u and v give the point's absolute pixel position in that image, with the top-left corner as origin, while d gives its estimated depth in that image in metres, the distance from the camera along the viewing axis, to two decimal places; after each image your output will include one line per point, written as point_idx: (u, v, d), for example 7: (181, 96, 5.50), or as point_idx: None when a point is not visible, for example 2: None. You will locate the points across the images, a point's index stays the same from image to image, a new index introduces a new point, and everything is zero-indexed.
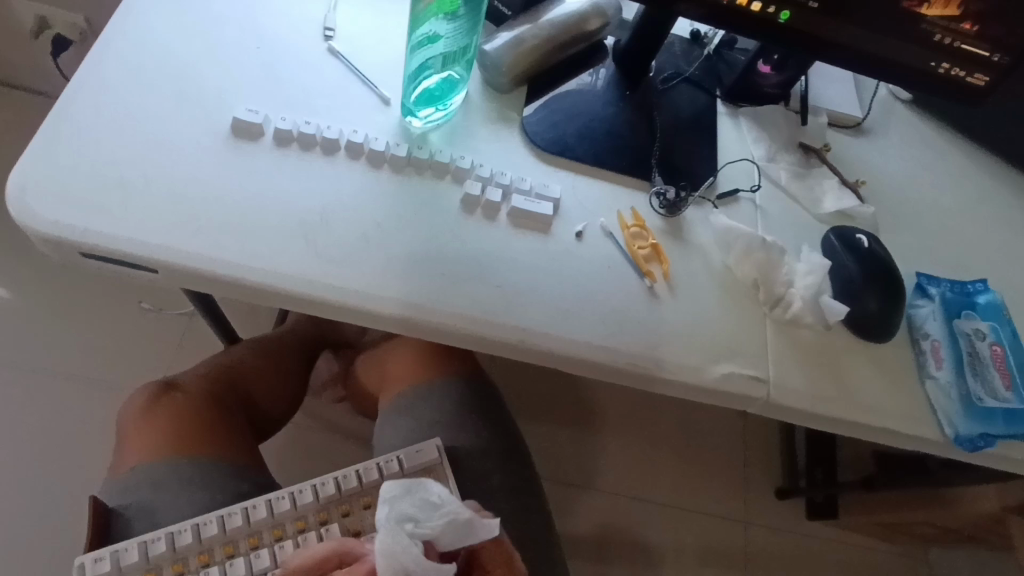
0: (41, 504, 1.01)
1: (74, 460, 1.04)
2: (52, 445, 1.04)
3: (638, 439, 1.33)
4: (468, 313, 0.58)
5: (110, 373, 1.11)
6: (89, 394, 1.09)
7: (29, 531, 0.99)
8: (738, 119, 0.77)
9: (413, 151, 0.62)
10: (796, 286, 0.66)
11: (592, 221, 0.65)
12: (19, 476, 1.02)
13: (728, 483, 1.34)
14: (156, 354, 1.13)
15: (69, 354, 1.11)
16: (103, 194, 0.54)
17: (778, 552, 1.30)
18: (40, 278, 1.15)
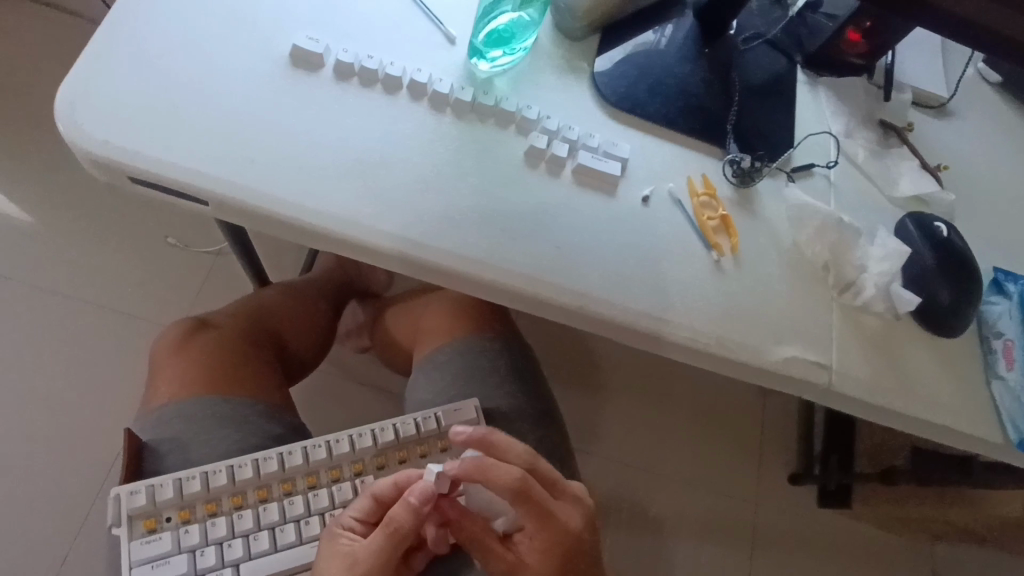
0: (63, 428, 1.01)
1: (96, 388, 1.04)
2: (78, 375, 1.04)
3: (657, 413, 1.32)
4: (525, 273, 0.55)
5: (135, 304, 1.09)
6: (116, 326, 1.08)
7: (51, 453, 0.99)
8: (817, 89, 0.72)
9: (478, 96, 0.59)
10: (869, 272, 0.62)
11: (660, 186, 0.61)
12: (45, 403, 1.02)
13: (744, 464, 1.33)
14: (181, 290, 1.12)
15: (94, 282, 1.09)
16: (155, 115, 0.51)
17: (787, 536, 1.30)
18: (68, 204, 1.12)
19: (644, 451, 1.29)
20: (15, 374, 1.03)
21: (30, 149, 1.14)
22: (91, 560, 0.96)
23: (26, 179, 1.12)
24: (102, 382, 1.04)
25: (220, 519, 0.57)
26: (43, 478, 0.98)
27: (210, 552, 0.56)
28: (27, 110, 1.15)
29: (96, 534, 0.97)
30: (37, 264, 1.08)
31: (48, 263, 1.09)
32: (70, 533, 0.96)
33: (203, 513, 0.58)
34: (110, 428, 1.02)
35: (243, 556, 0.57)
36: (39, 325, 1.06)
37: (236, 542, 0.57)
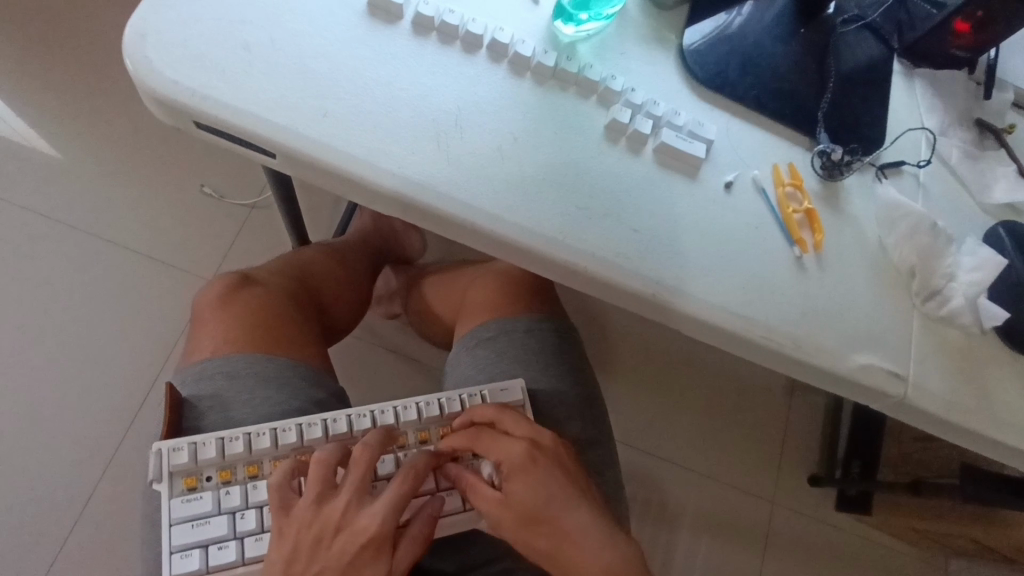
0: (92, 372, 1.01)
1: (126, 333, 1.03)
2: (110, 321, 1.03)
3: (682, 405, 1.30)
4: (598, 254, 0.52)
5: (168, 252, 1.08)
6: (148, 274, 1.06)
7: (79, 394, 0.99)
8: (913, 82, 0.68)
9: (561, 62, 0.55)
10: (957, 280, 0.58)
11: (744, 171, 0.57)
12: (77, 346, 1.02)
13: (767, 462, 1.30)
14: (215, 242, 1.10)
15: (130, 227, 1.08)
16: (226, 57, 0.48)
17: (803, 538, 1.28)
18: (106, 146, 1.10)
19: (667, 442, 1.27)
20: (49, 315, 1.02)
21: (70, 86, 1.11)
22: (116, 506, 0.96)
23: (67, 117, 1.10)
24: (134, 330, 1.04)
25: (261, 482, 0.56)
26: (73, 420, 0.98)
27: (249, 516, 0.55)
28: (69, 45, 1.13)
29: (121, 479, 0.97)
30: (74, 206, 1.07)
31: (84, 205, 1.07)
32: (95, 477, 0.96)
33: (244, 474, 0.56)
34: (140, 376, 1.01)
35: None
36: (74, 267, 1.05)
37: None
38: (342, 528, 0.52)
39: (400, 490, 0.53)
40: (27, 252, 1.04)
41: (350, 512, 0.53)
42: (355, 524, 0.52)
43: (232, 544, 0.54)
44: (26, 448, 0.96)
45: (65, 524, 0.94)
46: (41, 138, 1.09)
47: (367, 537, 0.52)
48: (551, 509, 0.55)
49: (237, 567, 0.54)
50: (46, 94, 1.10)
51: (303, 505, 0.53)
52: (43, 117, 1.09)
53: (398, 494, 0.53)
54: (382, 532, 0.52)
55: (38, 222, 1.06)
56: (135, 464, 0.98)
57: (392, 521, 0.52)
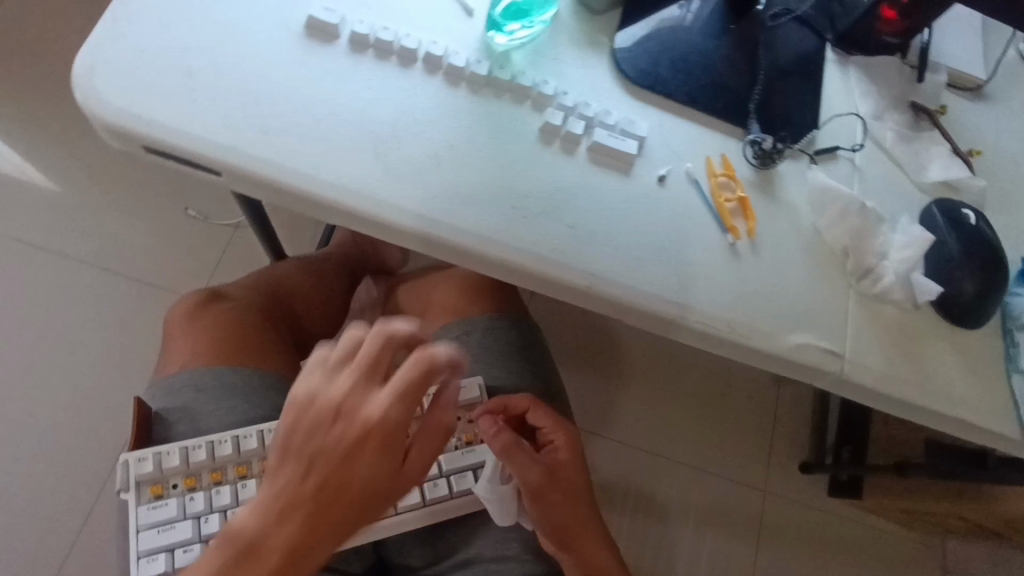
0: (83, 391, 1.04)
1: (116, 353, 1.07)
2: (100, 343, 1.07)
3: (664, 399, 1.31)
4: (537, 251, 0.55)
5: (153, 272, 1.11)
6: (135, 295, 1.10)
7: (72, 414, 1.03)
8: (847, 69, 0.70)
9: (494, 70, 0.57)
10: (889, 259, 0.61)
11: (677, 165, 0.60)
12: (69, 368, 1.05)
13: (753, 450, 1.32)
14: (198, 260, 1.13)
15: (115, 250, 1.11)
16: (170, 85, 0.51)
17: (793, 523, 1.29)
18: (90, 172, 1.14)
19: (653, 435, 1.29)
20: (41, 339, 1.06)
21: (52, 117, 1.15)
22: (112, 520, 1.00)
23: (50, 146, 1.14)
24: (124, 350, 1.07)
25: (224, 488, 0.59)
26: (67, 439, 1.02)
27: (213, 519, 0.58)
28: (51, 77, 1.17)
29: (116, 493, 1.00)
30: (62, 232, 1.11)
31: (71, 231, 1.11)
32: (93, 494, 1.00)
33: (209, 481, 0.59)
34: (130, 394, 1.05)
35: None
36: (63, 292, 1.09)
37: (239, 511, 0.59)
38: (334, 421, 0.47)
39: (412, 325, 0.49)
40: (18, 279, 1.08)
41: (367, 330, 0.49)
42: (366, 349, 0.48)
43: (196, 547, 0.57)
44: (24, 469, 1.00)
45: (66, 540, 0.98)
46: (27, 170, 1.13)
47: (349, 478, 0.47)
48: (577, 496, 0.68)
49: None
50: (29, 126, 1.14)
51: (295, 398, 0.48)
52: (28, 148, 1.13)
53: (391, 434, 0.48)
54: (362, 473, 0.47)
55: (27, 250, 1.10)
56: None
57: (394, 391, 0.48)
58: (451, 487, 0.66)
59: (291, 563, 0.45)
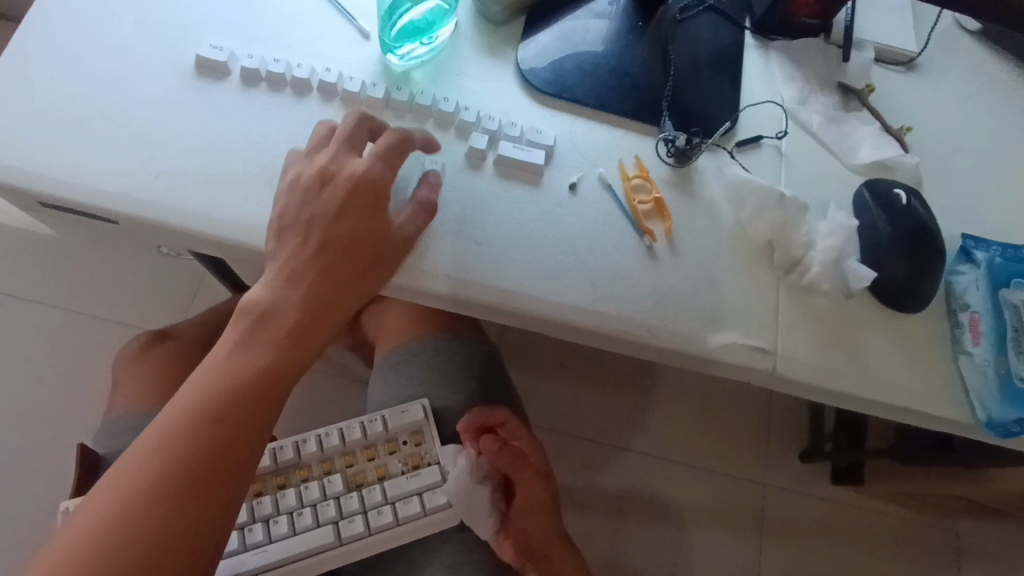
0: (56, 436, 1.04)
1: (88, 395, 1.07)
2: (73, 387, 1.07)
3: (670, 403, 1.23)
4: (445, 273, 0.54)
5: (121, 313, 1.12)
6: (106, 337, 1.10)
7: (46, 458, 1.03)
8: (769, 54, 0.68)
9: (392, 92, 0.57)
10: (816, 249, 0.59)
11: (589, 171, 0.59)
12: (43, 414, 1.05)
13: (749, 445, 1.23)
14: (167, 298, 1.14)
15: (83, 293, 1.12)
16: (58, 139, 0.51)
17: (799, 518, 1.20)
18: None
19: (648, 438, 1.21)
20: (14, 387, 1.07)
21: None
22: None
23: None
24: (96, 392, 1.07)
25: None
26: (41, 484, 1.02)
27: None
28: None
29: None
30: (31, 279, 1.12)
31: (39, 278, 1.12)
32: None
33: None
34: None
35: None
36: (35, 338, 1.09)
37: None
38: (270, 312, 0.47)
39: (367, 178, 0.50)
40: None
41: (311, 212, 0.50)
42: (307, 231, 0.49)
43: None
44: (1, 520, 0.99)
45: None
46: None
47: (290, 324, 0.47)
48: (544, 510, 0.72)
49: None
50: None
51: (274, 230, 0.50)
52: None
53: (339, 287, 0.49)
54: (305, 324, 0.48)
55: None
56: None
57: (336, 255, 0.49)
58: (395, 515, 0.64)
59: (238, 417, 0.44)
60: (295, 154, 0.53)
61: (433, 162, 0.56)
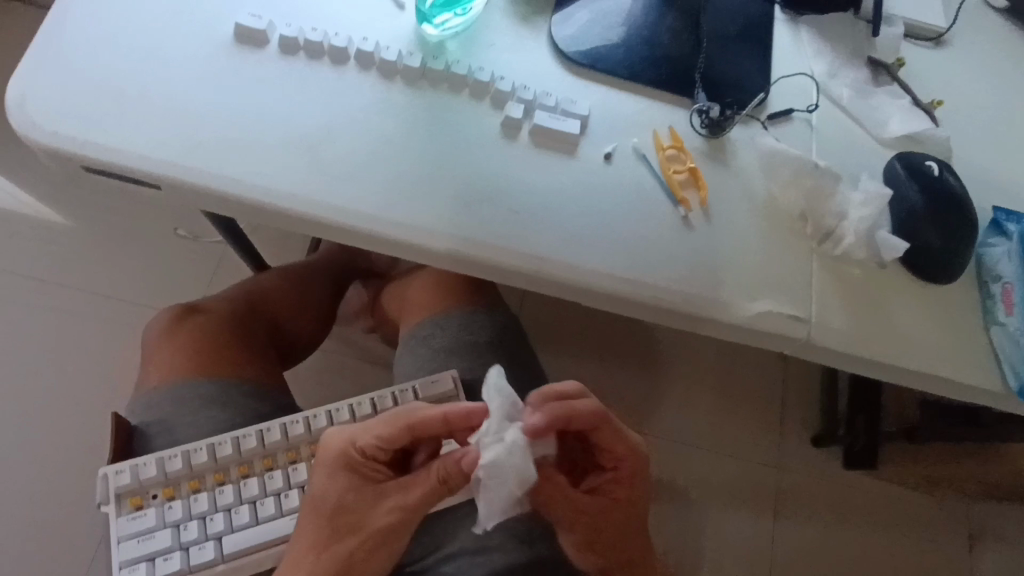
0: (71, 413, 1.04)
1: (106, 373, 1.07)
2: (91, 368, 1.08)
3: (682, 384, 1.24)
4: (482, 241, 0.54)
5: (140, 294, 1.13)
6: (126, 318, 1.11)
7: (60, 437, 1.03)
8: (799, 28, 0.68)
9: (428, 61, 0.57)
10: (849, 219, 0.59)
11: (623, 141, 0.59)
12: (62, 394, 1.06)
13: (760, 427, 1.23)
14: (186, 281, 1.14)
15: (103, 274, 1.13)
16: (100, 105, 0.52)
17: (811, 500, 1.19)
18: (72, 196, 1.15)
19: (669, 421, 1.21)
20: (34, 366, 1.07)
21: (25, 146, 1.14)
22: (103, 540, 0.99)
23: (36, 175, 1.16)
24: (114, 373, 1.08)
25: (202, 495, 0.59)
26: (57, 461, 1.02)
27: (192, 527, 0.58)
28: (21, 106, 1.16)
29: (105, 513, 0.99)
30: (50, 259, 1.13)
31: (59, 258, 1.13)
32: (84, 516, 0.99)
33: (187, 489, 0.60)
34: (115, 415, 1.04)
35: (225, 529, 0.59)
36: (55, 318, 1.10)
37: (217, 517, 0.59)
38: (336, 508, 0.54)
39: (437, 420, 0.53)
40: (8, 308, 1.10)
41: (350, 430, 0.56)
42: (333, 446, 0.56)
43: (176, 555, 0.57)
44: (21, 498, 1.00)
45: (65, 568, 0.97)
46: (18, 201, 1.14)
47: (349, 520, 0.54)
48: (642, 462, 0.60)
49: None
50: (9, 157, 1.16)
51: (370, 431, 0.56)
52: (14, 178, 1.16)
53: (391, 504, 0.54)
54: (366, 513, 0.54)
55: (17, 279, 1.11)
56: None
57: (399, 435, 0.53)
58: None
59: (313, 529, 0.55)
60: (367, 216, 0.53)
61: (473, 131, 0.57)
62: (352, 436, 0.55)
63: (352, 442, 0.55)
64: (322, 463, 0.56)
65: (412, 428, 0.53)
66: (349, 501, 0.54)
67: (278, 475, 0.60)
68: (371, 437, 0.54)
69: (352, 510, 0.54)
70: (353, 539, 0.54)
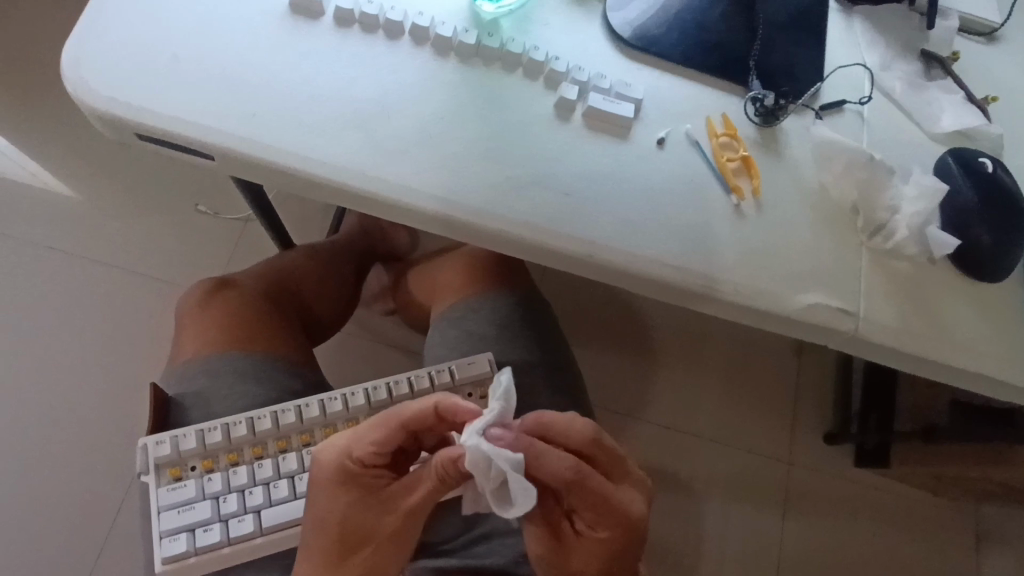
0: (74, 383, 1.00)
1: (109, 344, 1.03)
2: (94, 341, 1.03)
3: (701, 377, 1.20)
4: (532, 223, 0.53)
5: (143, 264, 1.07)
6: (127, 287, 1.06)
7: (62, 408, 0.99)
8: (852, 19, 0.67)
9: (483, 38, 0.56)
10: (902, 213, 0.58)
11: (676, 127, 0.58)
12: (64, 368, 1.01)
13: (773, 421, 1.19)
14: (186, 250, 1.08)
15: (102, 241, 1.07)
16: (155, 71, 0.51)
17: (822, 495, 1.17)
18: (73, 156, 1.09)
19: (668, 410, 1.17)
20: (35, 338, 1.02)
21: (36, 108, 1.11)
22: (108, 514, 0.96)
23: (41, 136, 1.09)
24: (119, 347, 1.03)
25: (241, 468, 0.60)
26: (57, 433, 0.98)
27: (231, 499, 0.59)
28: (39, 68, 1.13)
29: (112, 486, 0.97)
30: (53, 225, 1.07)
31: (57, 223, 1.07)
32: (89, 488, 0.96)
33: (226, 462, 0.60)
34: (126, 387, 1.01)
35: (263, 502, 0.59)
36: (56, 287, 1.04)
37: (256, 490, 0.59)
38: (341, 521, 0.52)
39: (421, 416, 0.50)
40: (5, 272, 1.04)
41: (338, 438, 0.53)
42: (324, 460, 0.52)
43: (216, 527, 0.58)
44: (19, 476, 0.96)
45: (66, 546, 0.94)
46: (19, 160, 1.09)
47: (356, 528, 0.52)
48: (625, 531, 0.52)
49: (223, 547, 0.58)
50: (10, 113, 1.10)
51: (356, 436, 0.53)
52: (17, 138, 1.09)
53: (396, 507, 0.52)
54: (371, 519, 0.52)
55: (18, 245, 1.05)
56: (122, 470, 0.97)
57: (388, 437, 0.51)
58: None
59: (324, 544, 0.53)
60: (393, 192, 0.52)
61: (526, 111, 0.56)
62: (342, 444, 0.52)
63: (346, 451, 0.52)
64: (316, 476, 0.53)
65: (407, 425, 0.50)
66: (353, 515, 0.52)
67: (316, 451, 0.61)
68: (364, 444, 0.51)
69: (358, 519, 0.52)
70: (370, 545, 0.52)
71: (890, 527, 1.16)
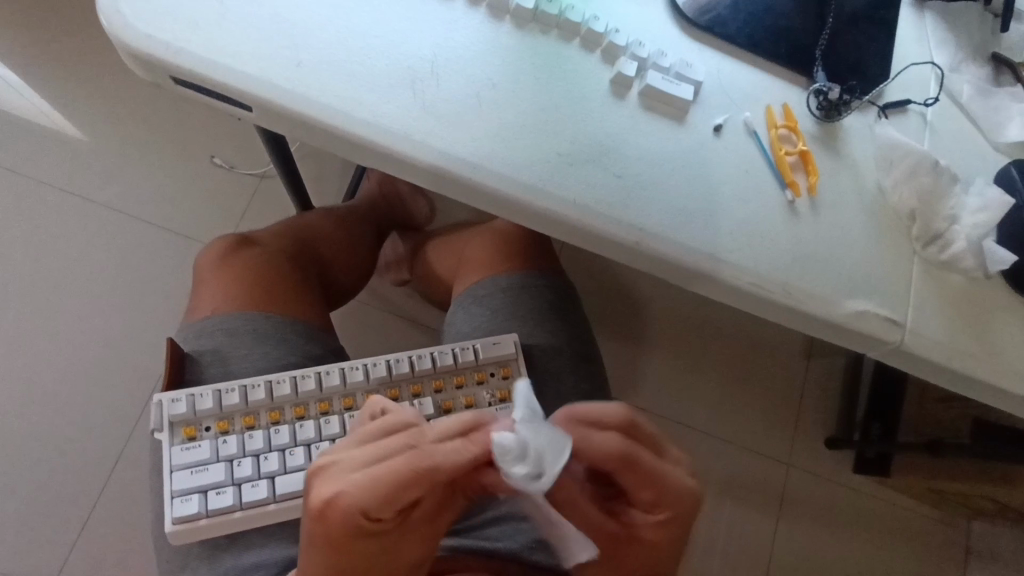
0: (78, 327, 0.99)
1: (114, 290, 1.01)
2: (100, 286, 1.01)
3: (710, 371, 1.18)
4: (577, 203, 0.51)
5: (153, 212, 1.04)
6: (135, 234, 1.03)
7: (67, 352, 0.98)
8: (924, 15, 0.64)
9: (542, 3, 0.53)
10: (961, 223, 0.56)
11: (734, 114, 0.56)
12: (69, 314, 0.99)
13: (778, 420, 1.18)
14: (199, 201, 1.05)
15: (115, 185, 1.04)
16: (198, 9, 0.48)
17: (821, 500, 1.15)
18: (90, 96, 1.06)
19: (672, 403, 1.15)
20: (41, 281, 1.00)
21: (56, 41, 1.07)
22: (104, 462, 0.95)
23: (57, 73, 1.06)
24: (125, 296, 1.01)
25: (256, 432, 0.59)
26: (61, 375, 0.97)
27: (245, 463, 0.58)
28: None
29: (111, 433, 0.95)
30: (65, 168, 1.04)
31: (71, 163, 1.04)
32: (87, 434, 0.95)
33: (241, 425, 0.59)
34: (129, 336, 0.99)
35: (278, 469, 0.58)
36: (64, 230, 1.02)
37: (271, 456, 0.58)
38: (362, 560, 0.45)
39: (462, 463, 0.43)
40: (15, 209, 1.02)
41: (342, 489, 0.42)
42: (337, 521, 0.42)
43: (229, 490, 0.57)
44: (19, 418, 0.94)
45: (62, 489, 0.93)
46: (33, 94, 1.05)
47: (369, 566, 0.45)
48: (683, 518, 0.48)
49: (235, 511, 0.57)
50: (30, 47, 1.06)
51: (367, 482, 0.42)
52: (33, 73, 1.06)
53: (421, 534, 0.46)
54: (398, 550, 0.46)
55: (28, 185, 1.03)
56: (122, 419, 0.96)
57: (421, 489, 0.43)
58: None
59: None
60: (437, 164, 0.49)
61: (582, 84, 0.53)
62: (353, 501, 0.42)
63: (361, 511, 0.42)
64: (321, 531, 0.43)
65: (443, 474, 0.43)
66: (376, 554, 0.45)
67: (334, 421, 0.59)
68: (381, 504, 0.42)
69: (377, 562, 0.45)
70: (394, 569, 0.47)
71: (886, 534, 1.15)
